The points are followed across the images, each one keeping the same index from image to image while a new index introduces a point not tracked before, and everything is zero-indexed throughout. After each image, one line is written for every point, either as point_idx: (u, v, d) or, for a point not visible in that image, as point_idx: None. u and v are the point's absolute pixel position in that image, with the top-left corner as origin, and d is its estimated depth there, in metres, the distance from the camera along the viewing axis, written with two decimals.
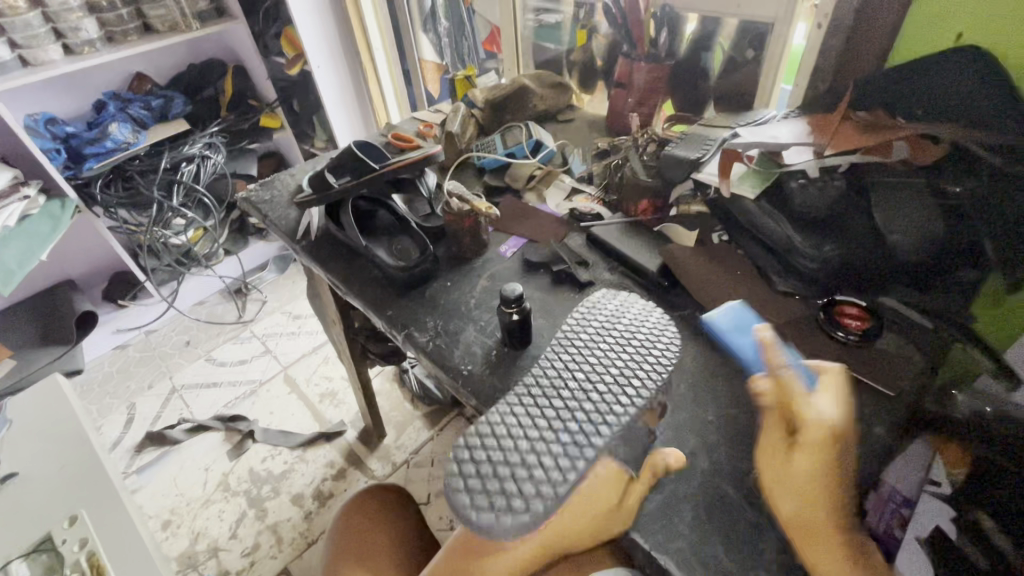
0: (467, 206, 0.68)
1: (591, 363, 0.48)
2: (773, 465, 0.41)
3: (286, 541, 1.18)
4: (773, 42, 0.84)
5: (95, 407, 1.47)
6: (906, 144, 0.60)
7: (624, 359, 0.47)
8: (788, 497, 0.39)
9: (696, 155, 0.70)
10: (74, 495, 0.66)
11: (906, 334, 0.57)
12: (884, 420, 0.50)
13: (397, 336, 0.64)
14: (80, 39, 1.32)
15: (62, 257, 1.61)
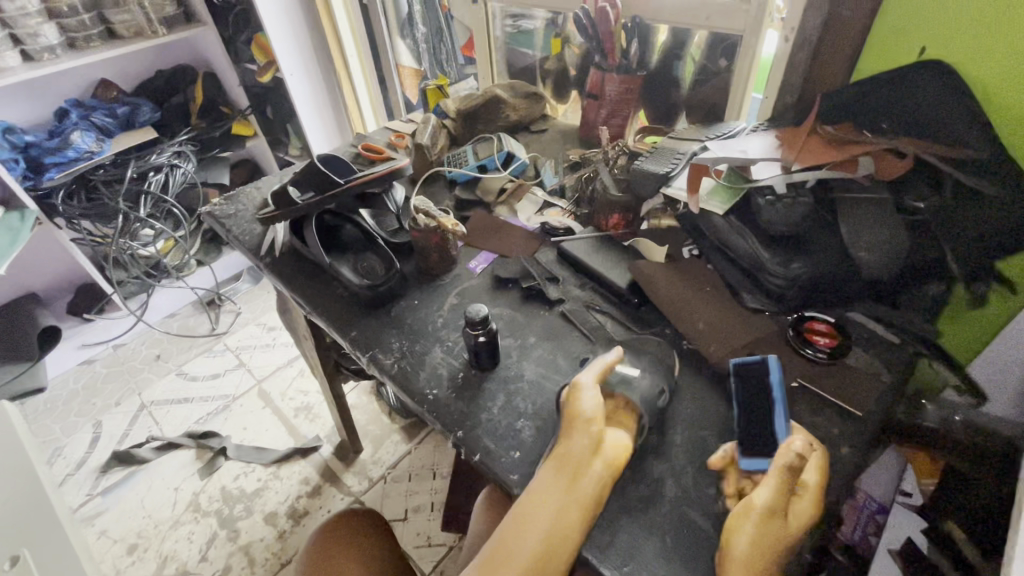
0: (434, 222, 0.67)
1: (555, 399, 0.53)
2: (769, 528, 0.40)
3: (258, 562, 1.15)
4: (744, 49, 0.82)
5: (58, 426, 1.41)
6: (870, 159, 0.60)
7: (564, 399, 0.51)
8: (757, 537, 0.40)
9: (666, 169, 0.69)
10: (18, 531, 0.58)
11: (875, 349, 0.56)
12: (853, 440, 0.50)
13: (361, 358, 0.62)
14: (39, 44, 1.28)
15: (22, 269, 1.54)
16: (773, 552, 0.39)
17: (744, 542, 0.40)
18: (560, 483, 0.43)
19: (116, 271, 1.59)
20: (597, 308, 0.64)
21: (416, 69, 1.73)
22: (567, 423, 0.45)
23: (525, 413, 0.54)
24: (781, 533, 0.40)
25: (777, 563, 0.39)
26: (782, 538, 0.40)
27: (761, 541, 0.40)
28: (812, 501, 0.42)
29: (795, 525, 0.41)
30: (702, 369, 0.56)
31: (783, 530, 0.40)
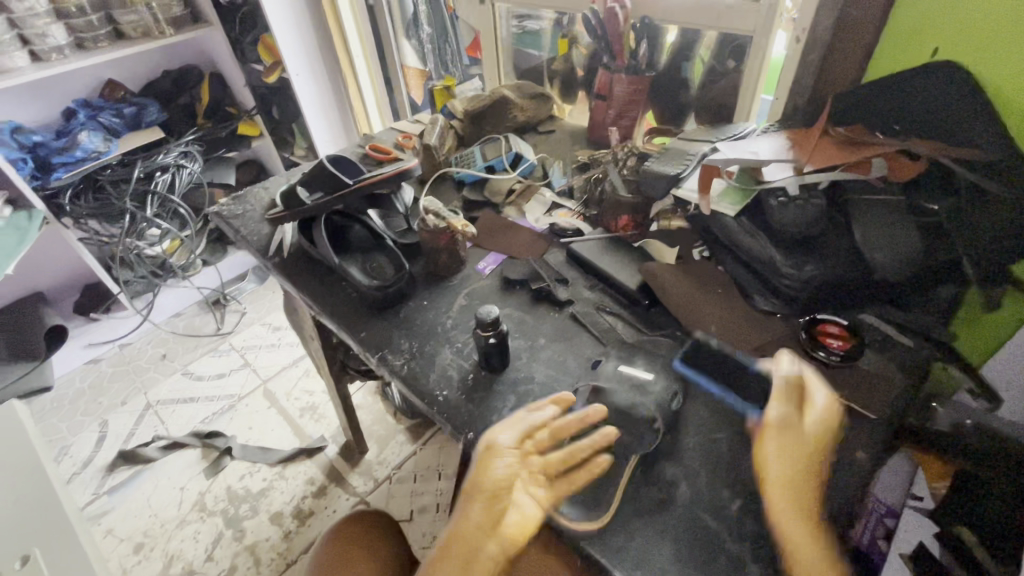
0: (443, 222, 0.66)
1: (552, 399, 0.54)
2: (784, 441, 0.46)
3: (264, 561, 1.15)
4: (754, 50, 0.81)
5: (65, 425, 1.42)
6: (883, 161, 0.59)
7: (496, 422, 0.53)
8: (779, 452, 0.46)
9: (675, 170, 0.69)
10: (25, 531, 0.58)
11: (887, 350, 0.56)
12: (869, 444, 0.50)
13: (371, 359, 0.62)
14: (47, 45, 1.28)
15: (29, 269, 1.55)
16: (799, 460, 0.46)
17: (773, 463, 0.46)
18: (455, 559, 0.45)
19: (123, 271, 1.59)
20: (607, 310, 0.63)
21: (421, 70, 1.72)
22: (473, 493, 0.47)
23: None
24: (798, 442, 0.46)
25: (806, 467, 0.45)
26: (801, 445, 0.46)
27: (784, 455, 0.46)
28: (813, 403, 0.48)
29: (809, 427, 0.47)
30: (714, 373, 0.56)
31: (798, 436, 0.46)
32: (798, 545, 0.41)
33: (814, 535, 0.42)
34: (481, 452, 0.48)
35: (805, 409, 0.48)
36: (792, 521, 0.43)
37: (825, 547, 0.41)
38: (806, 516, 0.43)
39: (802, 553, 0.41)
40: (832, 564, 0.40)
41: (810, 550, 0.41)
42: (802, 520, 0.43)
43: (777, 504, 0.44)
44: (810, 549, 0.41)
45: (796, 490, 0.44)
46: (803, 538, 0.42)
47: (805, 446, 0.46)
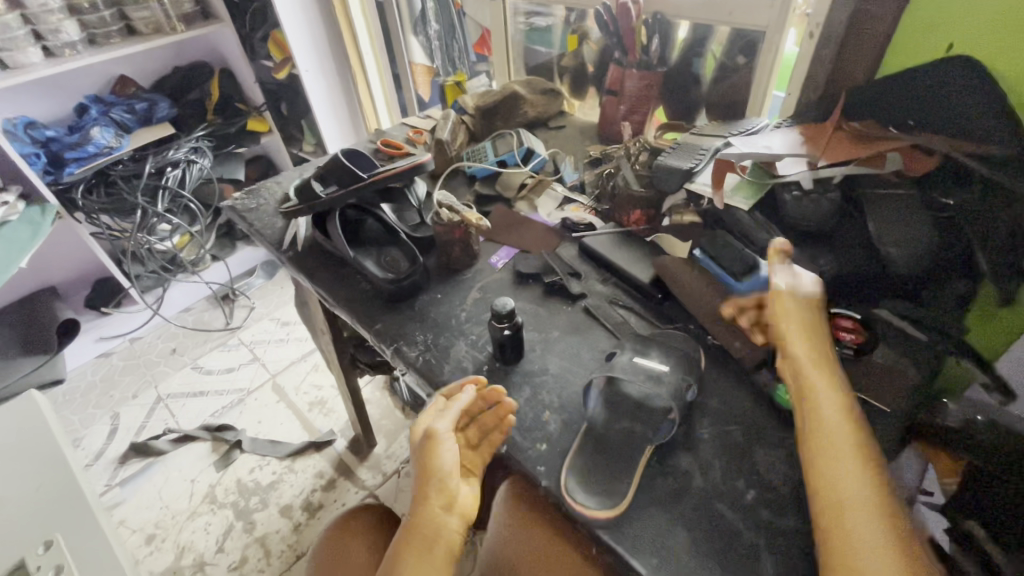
0: (458, 217, 0.67)
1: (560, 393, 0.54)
2: (792, 304, 0.50)
3: (274, 553, 1.16)
4: (767, 47, 0.82)
5: (77, 417, 1.43)
6: (898, 156, 0.60)
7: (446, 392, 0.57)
8: (794, 317, 0.49)
9: (689, 164, 0.68)
10: (45, 520, 0.59)
11: (902, 346, 0.56)
12: (879, 435, 0.51)
13: (386, 350, 0.62)
14: (60, 41, 1.29)
15: (42, 263, 1.56)
16: (810, 334, 0.48)
17: (789, 322, 0.49)
18: (417, 545, 0.47)
19: (134, 266, 1.60)
20: (620, 304, 0.64)
21: (428, 66, 1.72)
22: (424, 479, 0.49)
23: (551, 405, 0.54)
24: (806, 318, 0.49)
25: (818, 325, 0.49)
26: (811, 308, 0.50)
27: (799, 315, 0.49)
28: (813, 287, 0.51)
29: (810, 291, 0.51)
30: (728, 366, 0.56)
31: (805, 302, 0.50)
32: (820, 404, 0.44)
33: (829, 380, 0.45)
34: (420, 441, 0.50)
35: (807, 292, 0.51)
36: (814, 366, 0.46)
37: (844, 404, 0.44)
38: (825, 362, 0.47)
39: (825, 411, 0.43)
40: (850, 419, 0.43)
41: (831, 408, 0.44)
42: (824, 375, 0.45)
43: (798, 373, 0.46)
44: (831, 407, 0.44)
45: (816, 343, 0.48)
46: (823, 398, 0.44)
47: (814, 322, 0.49)
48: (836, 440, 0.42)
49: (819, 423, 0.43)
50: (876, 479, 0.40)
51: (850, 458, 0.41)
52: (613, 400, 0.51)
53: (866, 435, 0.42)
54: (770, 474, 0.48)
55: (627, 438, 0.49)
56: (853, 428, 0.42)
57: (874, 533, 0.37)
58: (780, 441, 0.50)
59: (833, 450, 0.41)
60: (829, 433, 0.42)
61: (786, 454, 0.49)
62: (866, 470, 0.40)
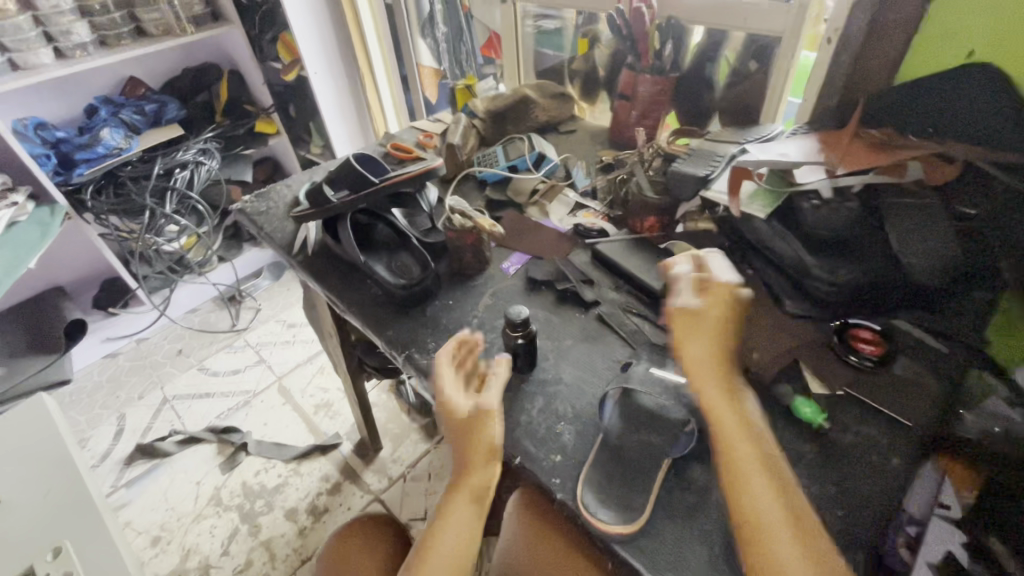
0: (470, 223, 0.66)
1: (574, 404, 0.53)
2: (689, 320, 0.50)
3: (279, 557, 1.15)
4: (779, 59, 0.82)
5: (84, 418, 1.43)
6: (919, 165, 0.58)
7: None
8: (693, 335, 0.49)
9: (704, 172, 0.68)
10: (54, 525, 0.58)
11: (923, 357, 0.55)
12: (903, 450, 0.49)
13: (397, 357, 0.62)
14: (71, 42, 1.29)
15: (50, 263, 1.57)
16: (716, 338, 0.49)
17: (688, 342, 0.49)
18: (469, 508, 0.49)
19: (141, 267, 1.60)
20: (635, 313, 0.63)
21: (435, 68, 1.72)
22: (472, 452, 0.49)
23: (564, 416, 0.53)
24: (711, 318, 0.50)
25: (720, 335, 0.49)
26: (715, 317, 0.50)
27: (699, 332, 0.49)
28: (722, 281, 0.51)
29: (711, 298, 0.50)
30: (746, 377, 0.55)
31: (702, 313, 0.50)
32: (723, 411, 0.46)
33: (727, 395, 0.46)
34: (473, 414, 0.50)
35: (713, 287, 0.51)
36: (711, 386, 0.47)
37: (745, 408, 0.46)
38: (722, 378, 0.47)
39: (729, 430, 0.45)
40: (748, 432, 0.44)
41: (734, 414, 0.45)
42: (723, 393, 0.46)
43: (705, 382, 0.47)
44: (732, 411, 0.45)
45: (715, 359, 0.48)
46: (725, 403, 0.46)
47: (721, 319, 0.50)
48: (741, 445, 0.44)
49: (727, 430, 0.45)
50: (776, 479, 0.42)
51: (754, 460, 0.43)
52: (629, 413, 0.51)
53: (765, 435, 0.45)
54: None
55: (645, 453, 0.48)
56: (754, 430, 0.45)
57: (782, 532, 0.39)
58: (799, 455, 0.49)
59: (741, 454, 0.43)
60: (733, 438, 0.44)
61: (805, 468, 0.48)
62: (767, 471, 0.42)
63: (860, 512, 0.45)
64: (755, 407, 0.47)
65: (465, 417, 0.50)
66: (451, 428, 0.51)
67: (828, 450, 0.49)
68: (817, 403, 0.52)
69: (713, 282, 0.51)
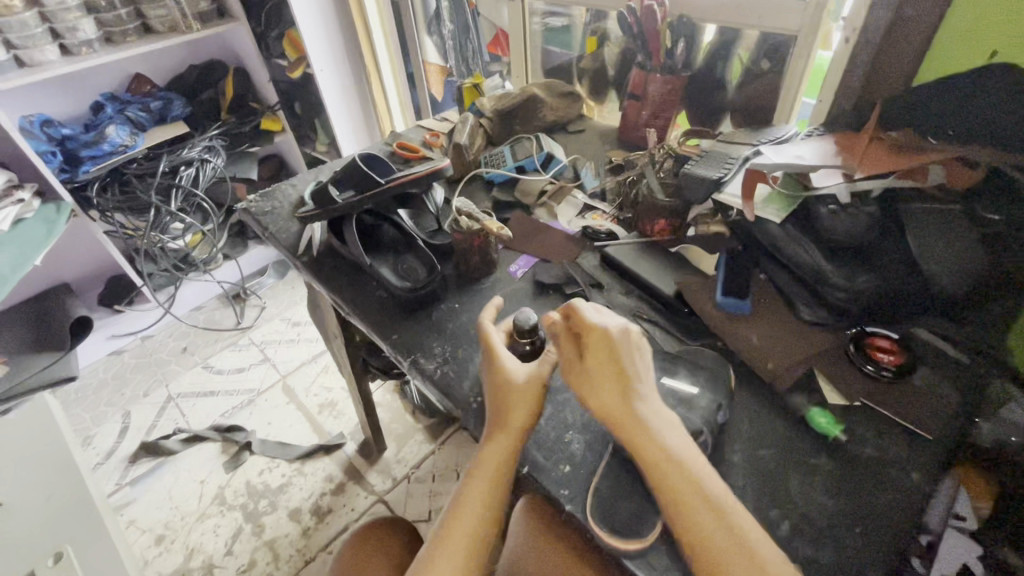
0: (477, 224, 0.65)
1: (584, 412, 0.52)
2: (581, 377, 0.47)
3: (282, 557, 1.15)
4: (797, 54, 0.79)
5: (89, 415, 1.43)
6: (941, 169, 0.57)
7: (463, 392, 0.57)
8: (587, 391, 0.46)
9: (718, 173, 0.66)
10: (57, 531, 0.59)
11: (942, 368, 0.54)
12: (921, 464, 0.48)
13: (402, 362, 0.61)
14: (77, 39, 1.29)
15: (56, 260, 1.56)
16: (612, 378, 0.45)
17: (589, 398, 0.46)
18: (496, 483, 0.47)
19: (147, 264, 1.60)
20: (646, 318, 0.62)
21: (441, 65, 1.70)
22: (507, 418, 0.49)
23: (573, 425, 0.52)
24: (597, 361, 0.46)
25: (616, 378, 0.45)
26: (603, 364, 0.46)
27: (594, 384, 0.46)
28: (588, 322, 0.48)
29: (592, 345, 0.47)
30: (760, 387, 0.54)
31: (588, 367, 0.47)
32: (644, 451, 0.42)
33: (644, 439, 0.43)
34: (523, 383, 0.50)
35: (587, 329, 0.48)
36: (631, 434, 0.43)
37: (666, 439, 0.42)
38: (635, 421, 0.43)
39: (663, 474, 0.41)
40: (681, 469, 0.41)
41: (658, 450, 0.42)
42: (641, 438, 0.43)
43: (617, 427, 0.44)
44: (654, 448, 0.42)
45: (624, 405, 0.44)
46: (643, 442, 0.42)
47: (607, 358, 0.46)
48: (674, 481, 0.41)
49: (654, 470, 0.41)
50: (715, 510, 0.39)
51: (689, 496, 0.40)
52: None
53: (693, 461, 0.42)
54: (806, 505, 0.45)
55: None
56: (680, 462, 0.41)
57: (736, 567, 0.37)
58: (814, 468, 0.48)
59: (676, 493, 0.40)
60: (666, 475, 0.41)
61: (821, 482, 0.47)
62: (705, 504, 0.40)
63: (879, 527, 0.44)
64: (678, 430, 0.43)
65: (514, 383, 0.50)
66: (494, 394, 0.51)
67: (844, 463, 0.48)
68: (833, 414, 0.51)
69: (588, 329, 0.48)
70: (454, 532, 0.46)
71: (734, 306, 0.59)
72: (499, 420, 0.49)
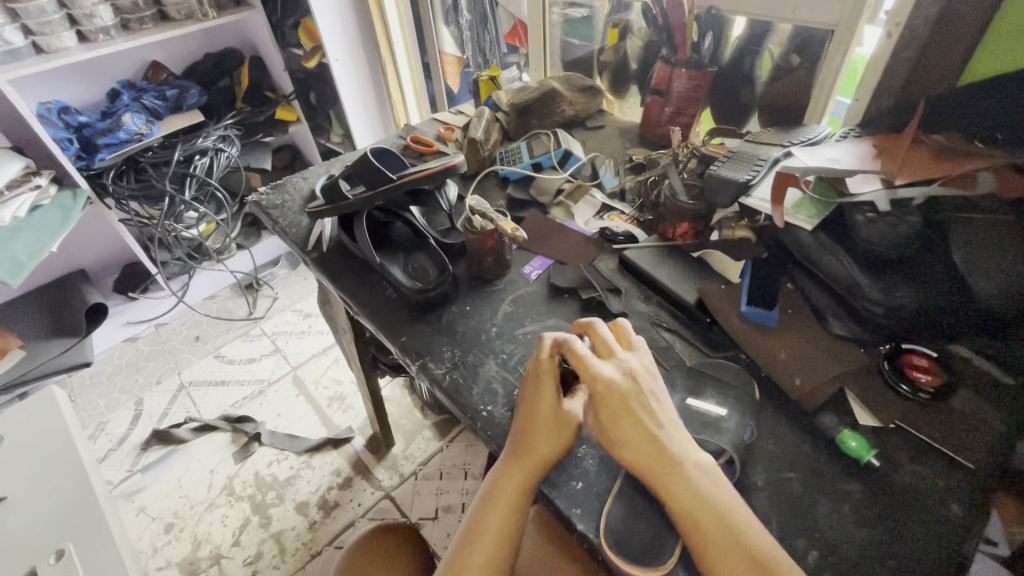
0: (491, 225, 0.62)
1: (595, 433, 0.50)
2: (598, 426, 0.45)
3: (289, 550, 1.14)
4: (833, 49, 0.74)
5: (103, 401, 1.44)
6: (991, 174, 0.51)
7: (474, 399, 0.55)
8: (611, 439, 0.44)
9: (745, 176, 0.63)
10: (58, 528, 0.65)
11: (987, 392, 0.50)
12: (960, 494, 0.45)
13: (411, 366, 0.59)
14: (95, 26, 1.27)
15: (73, 246, 1.57)
16: (633, 428, 0.43)
17: (616, 448, 0.43)
18: (508, 511, 0.46)
19: (160, 253, 1.60)
20: (666, 327, 0.59)
21: (458, 56, 1.67)
22: (524, 452, 0.47)
23: (587, 439, 0.50)
24: (612, 413, 0.44)
25: (634, 422, 0.43)
26: (618, 408, 0.44)
27: (617, 431, 0.43)
28: (594, 372, 0.45)
29: (600, 390, 0.44)
30: (785, 404, 0.52)
31: (602, 412, 0.44)
32: (679, 495, 0.41)
33: (680, 481, 0.41)
34: (547, 423, 0.47)
35: (592, 381, 0.45)
36: (665, 475, 0.41)
37: (700, 482, 0.41)
38: (668, 464, 0.42)
39: (697, 515, 0.40)
40: (716, 511, 0.40)
41: (689, 495, 0.40)
42: (679, 479, 0.41)
43: (646, 472, 0.42)
44: (688, 492, 0.41)
45: (650, 451, 0.42)
46: (676, 488, 0.41)
47: (621, 410, 0.44)
48: (706, 525, 0.39)
49: (687, 512, 0.40)
50: (751, 558, 0.38)
51: (724, 545, 0.38)
52: None
53: (724, 499, 0.41)
54: (835, 536, 0.42)
55: None
56: (715, 503, 0.40)
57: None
58: (844, 494, 0.45)
59: (709, 541, 0.39)
60: (699, 521, 0.40)
61: (850, 509, 0.44)
62: (738, 552, 0.38)
63: (915, 563, 0.41)
64: (712, 473, 0.42)
65: (535, 423, 0.47)
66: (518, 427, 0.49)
67: (877, 490, 0.45)
68: (865, 438, 0.48)
69: (593, 374, 0.45)
70: (470, 561, 0.44)
71: (763, 316, 0.56)
72: (522, 446, 0.47)
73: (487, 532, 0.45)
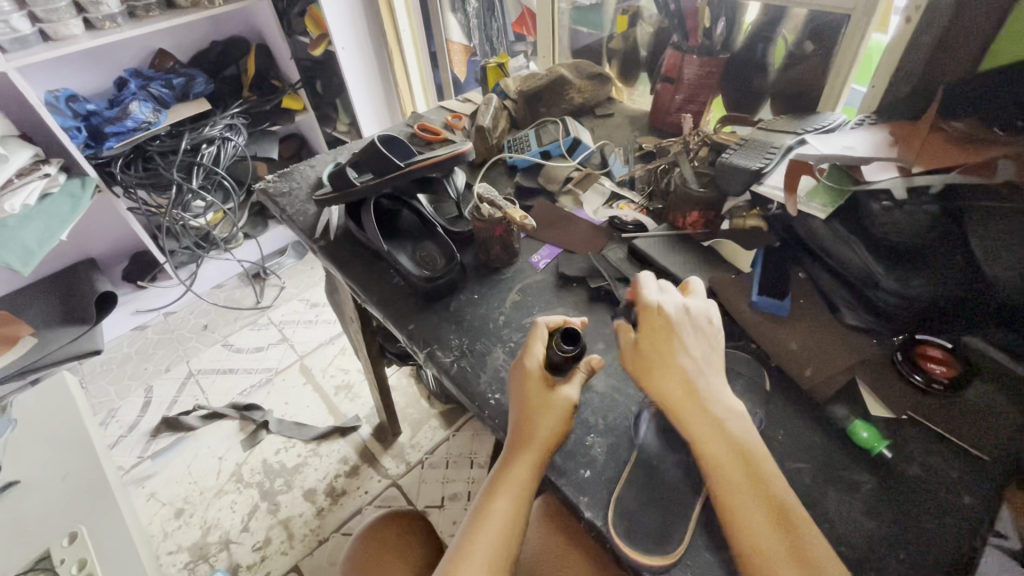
0: (499, 213, 0.62)
1: (603, 424, 0.50)
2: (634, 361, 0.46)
3: (298, 537, 1.16)
4: (849, 35, 0.72)
5: (113, 388, 1.46)
6: (1013, 163, 0.49)
7: (482, 385, 0.55)
8: (649, 372, 0.45)
9: (758, 164, 0.62)
10: (70, 513, 0.66)
11: (1008, 390, 0.48)
12: (974, 486, 0.44)
13: (419, 353, 0.59)
14: (101, 13, 1.26)
15: (82, 236, 1.58)
16: (673, 362, 0.44)
17: (657, 378, 0.44)
18: (516, 494, 0.46)
19: (168, 241, 1.60)
20: None
21: (465, 45, 1.68)
22: (524, 438, 0.47)
23: (596, 427, 0.50)
24: (659, 345, 0.45)
25: (677, 355, 0.44)
26: (666, 340, 0.45)
27: (660, 360, 0.44)
28: (650, 304, 0.47)
29: (654, 320, 0.46)
30: (796, 395, 0.51)
31: (650, 344, 0.45)
32: (709, 439, 0.42)
33: (713, 424, 0.42)
34: (544, 405, 0.48)
35: (649, 313, 0.47)
36: (698, 417, 0.43)
37: (732, 429, 0.42)
38: (699, 404, 0.43)
39: (723, 459, 0.41)
40: (740, 454, 0.41)
41: (719, 442, 0.42)
42: (711, 421, 0.42)
43: (682, 409, 0.43)
44: (717, 436, 0.42)
45: (685, 383, 0.43)
46: (708, 428, 0.42)
47: (669, 343, 0.45)
48: (728, 468, 0.41)
49: (713, 454, 0.42)
50: (770, 500, 0.40)
51: (745, 491, 0.40)
52: (667, 431, 0.47)
53: (749, 445, 0.42)
54: (846, 526, 0.42)
55: (685, 478, 0.44)
56: (741, 450, 0.42)
57: (781, 563, 0.37)
58: (855, 485, 0.45)
59: (731, 489, 0.40)
60: (723, 464, 0.41)
61: (862, 501, 0.44)
62: (755, 494, 0.40)
63: (927, 555, 0.40)
64: (743, 421, 0.43)
65: (531, 409, 0.48)
66: (517, 413, 0.48)
67: (888, 481, 0.45)
68: (877, 429, 0.47)
69: (650, 304, 0.47)
70: (478, 545, 0.44)
71: (774, 307, 0.55)
72: (522, 434, 0.47)
73: (490, 518, 0.45)
